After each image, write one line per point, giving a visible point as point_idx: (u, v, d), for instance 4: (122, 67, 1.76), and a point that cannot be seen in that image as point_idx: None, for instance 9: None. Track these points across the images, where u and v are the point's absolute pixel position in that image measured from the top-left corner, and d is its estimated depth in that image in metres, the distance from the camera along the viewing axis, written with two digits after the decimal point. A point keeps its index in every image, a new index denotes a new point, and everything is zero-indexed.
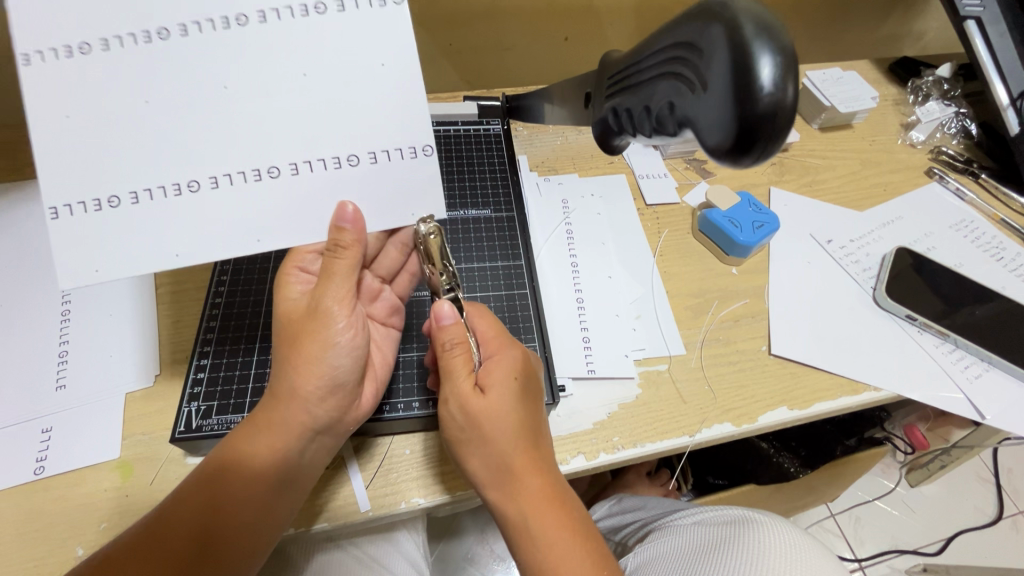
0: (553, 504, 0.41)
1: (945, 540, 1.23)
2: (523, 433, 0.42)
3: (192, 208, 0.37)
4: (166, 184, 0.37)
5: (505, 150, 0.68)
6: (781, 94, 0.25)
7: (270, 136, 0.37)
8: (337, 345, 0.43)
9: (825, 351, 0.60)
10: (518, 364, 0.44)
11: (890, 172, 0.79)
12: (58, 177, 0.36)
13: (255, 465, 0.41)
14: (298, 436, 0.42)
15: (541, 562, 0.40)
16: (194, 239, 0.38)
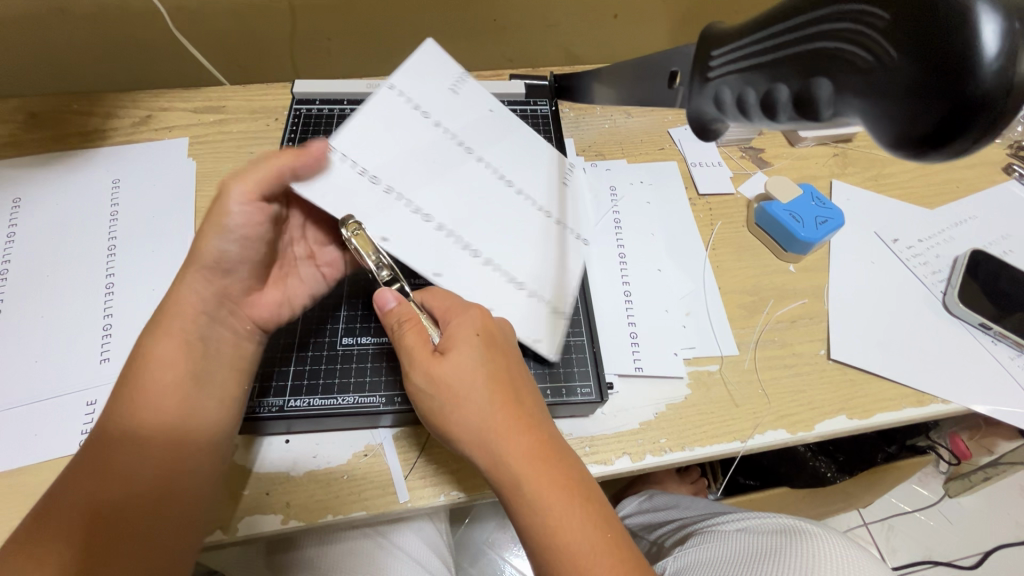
0: (545, 465, 0.37)
1: (984, 554, 1.18)
2: (497, 392, 0.39)
3: (411, 225, 0.43)
4: (411, 202, 0.44)
5: (554, 131, 0.65)
6: (1012, 71, 0.22)
7: (472, 228, 0.46)
8: (227, 231, 0.41)
9: (889, 357, 0.56)
10: (482, 324, 0.41)
11: (964, 167, 0.73)
12: (353, 131, 0.44)
13: (156, 409, 0.38)
14: (191, 321, 0.41)
15: (543, 528, 0.37)
16: (401, 240, 0.43)
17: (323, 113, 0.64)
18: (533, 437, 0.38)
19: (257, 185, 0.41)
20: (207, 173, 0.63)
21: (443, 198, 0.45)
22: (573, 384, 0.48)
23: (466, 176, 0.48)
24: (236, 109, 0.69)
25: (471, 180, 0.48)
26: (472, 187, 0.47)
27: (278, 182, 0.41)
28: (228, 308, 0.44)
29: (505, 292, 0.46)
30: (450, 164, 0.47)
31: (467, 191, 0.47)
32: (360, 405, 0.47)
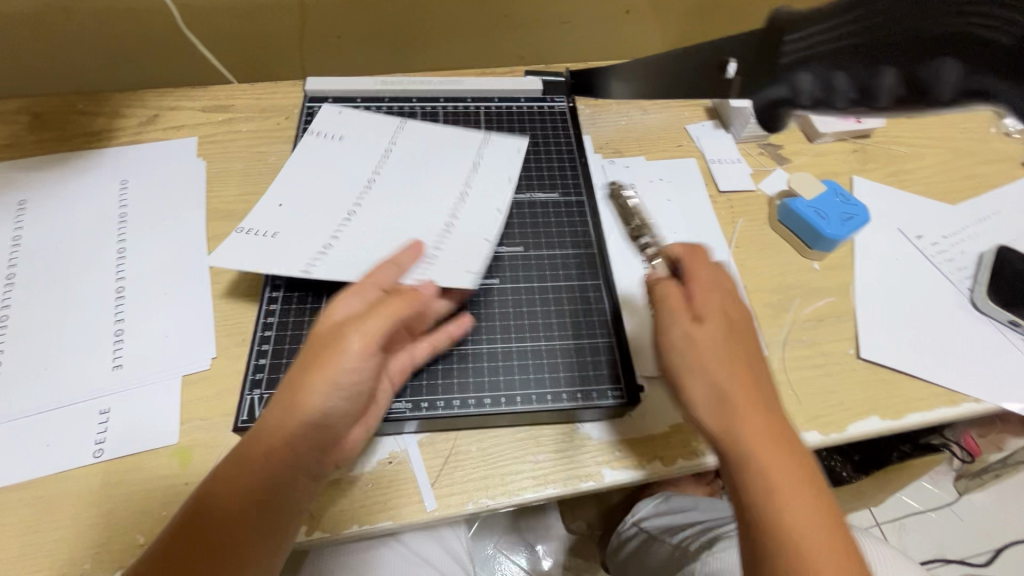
0: (777, 434, 0.38)
1: (996, 551, 1.18)
2: (735, 358, 0.40)
3: (367, 254, 0.48)
4: (333, 239, 0.49)
5: (572, 129, 0.63)
6: None
7: (432, 233, 0.50)
8: (340, 381, 0.38)
9: (919, 356, 0.55)
10: (721, 292, 0.44)
11: (984, 162, 0.73)
12: (298, 216, 0.50)
13: (229, 503, 0.36)
14: (278, 470, 0.37)
15: (829, 521, 0.36)
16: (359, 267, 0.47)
17: None
18: (777, 418, 0.39)
19: (374, 329, 0.39)
20: (218, 173, 0.62)
21: (393, 224, 0.51)
22: (603, 387, 0.46)
23: (426, 198, 0.53)
24: (245, 107, 0.68)
25: (434, 194, 0.54)
26: (428, 199, 0.53)
27: (384, 315, 0.40)
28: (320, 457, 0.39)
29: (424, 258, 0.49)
30: (409, 193, 0.54)
31: (428, 208, 0.52)
32: (384, 412, 0.45)
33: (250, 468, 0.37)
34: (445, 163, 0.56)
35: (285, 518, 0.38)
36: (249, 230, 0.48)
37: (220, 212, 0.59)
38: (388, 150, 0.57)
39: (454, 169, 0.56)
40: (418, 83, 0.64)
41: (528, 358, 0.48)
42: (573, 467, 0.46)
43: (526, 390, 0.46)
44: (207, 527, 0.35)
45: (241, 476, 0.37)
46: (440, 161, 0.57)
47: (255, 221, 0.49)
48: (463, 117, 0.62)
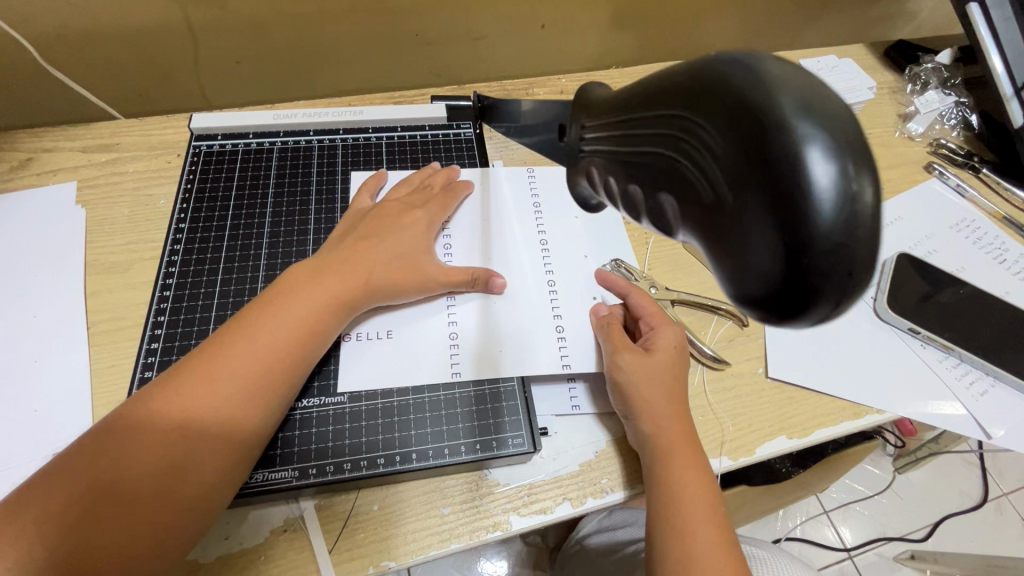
0: (690, 447, 0.43)
1: (932, 526, 1.24)
2: (671, 385, 0.46)
3: (476, 350, 0.49)
4: (452, 331, 0.49)
5: (478, 157, 0.62)
6: (850, 231, 0.17)
7: (550, 317, 0.51)
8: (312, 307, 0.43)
9: (824, 371, 0.56)
10: (678, 339, 0.48)
11: (888, 167, 0.75)
12: (389, 314, 0.50)
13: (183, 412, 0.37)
14: (237, 375, 0.39)
15: (729, 568, 0.39)
16: (475, 364, 0.48)
17: (225, 149, 0.59)
18: (706, 471, 0.43)
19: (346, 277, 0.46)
20: (99, 221, 0.57)
21: (515, 310, 0.51)
22: (504, 436, 0.46)
23: (536, 279, 0.54)
24: (131, 145, 0.63)
25: (539, 277, 0.54)
26: (543, 279, 0.54)
27: (391, 267, 0.48)
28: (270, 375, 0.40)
29: (543, 352, 0.49)
30: (514, 276, 0.54)
31: (540, 291, 0.53)
32: (269, 484, 0.42)
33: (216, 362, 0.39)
34: (543, 241, 0.57)
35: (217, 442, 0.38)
36: (361, 334, 0.49)
37: (100, 265, 0.55)
38: (494, 224, 0.57)
39: (565, 248, 0.57)
40: (314, 114, 0.61)
41: (425, 411, 0.46)
42: (478, 518, 0.44)
43: (422, 446, 0.45)
44: (287, 335, 0.42)
45: (241, 339, 0.41)
46: (538, 238, 0.57)
47: (363, 324, 0.49)
48: (364, 151, 0.60)
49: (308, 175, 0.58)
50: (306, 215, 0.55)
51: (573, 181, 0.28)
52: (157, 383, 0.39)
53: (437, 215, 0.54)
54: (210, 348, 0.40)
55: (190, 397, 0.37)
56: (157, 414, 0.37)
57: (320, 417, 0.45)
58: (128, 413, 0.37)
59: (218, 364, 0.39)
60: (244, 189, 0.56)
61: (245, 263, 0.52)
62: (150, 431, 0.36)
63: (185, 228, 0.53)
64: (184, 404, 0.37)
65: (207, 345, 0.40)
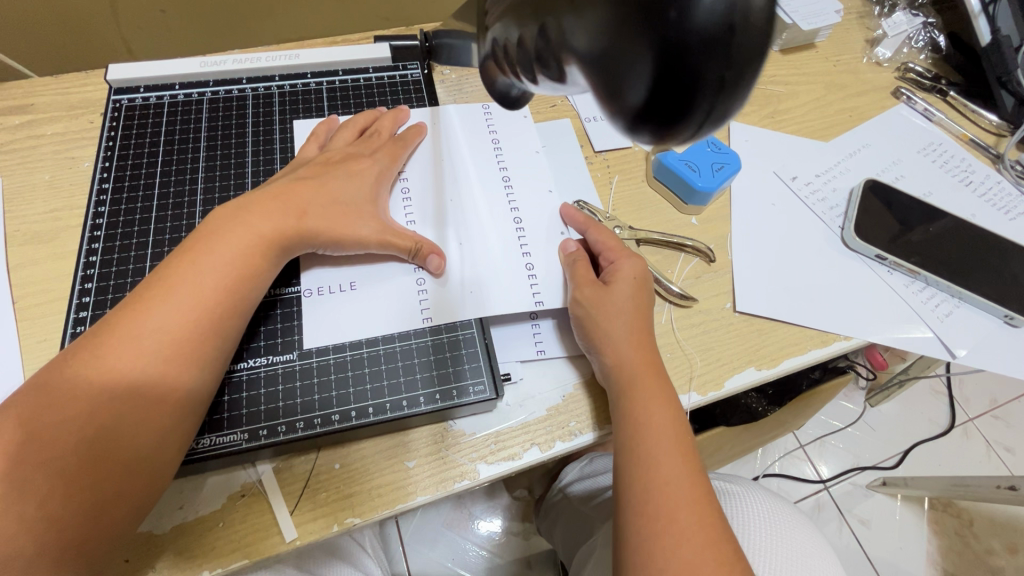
0: (653, 373, 0.43)
1: (903, 453, 1.29)
2: (633, 314, 0.45)
3: (439, 293, 0.47)
4: (416, 276, 0.47)
5: (428, 100, 0.58)
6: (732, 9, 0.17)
7: (517, 255, 0.49)
8: (233, 244, 0.40)
9: (791, 302, 0.55)
10: (641, 269, 0.47)
11: (856, 95, 0.73)
12: (341, 264, 0.47)
13: (105, 365, 0.35)
14: (158, 322, 0.37)
15: (694, 492, 0.38)
16: (442, 308, 0.46)
17: (150, 101, 0.54)
18: (670, 399, 0.42)
19: (274, 211, 0.43)
20: (18, 189, 0.53)
21: (478, 251, 0.49)
22: (464, 384, 0.44)
23: (498, 219, 0.51)
24: (48, 105, 0.58)
25: (501, 217, 0.52)
26: (506, 218, 0.52)
27: (336, 210, 0.45)
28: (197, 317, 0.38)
29: (512, 291, 0.48)
30: (475, 218, 0.51)
31: (505, 231, 0.51)
32: (219, 448, 0.40)
33: (135, 315, 0.37)
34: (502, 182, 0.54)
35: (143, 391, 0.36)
36: (314, 288, 0.46)
37: (22, 234, 0.51)
38: (449, 166, 0.54)
39: (528, 186, 0.54)
40: (245, 59, 0.56)
41: (381, 365, 0.44)
42: (444, 469, 0.43)
43: (379, 399, 0.43)
44: (213, 283, 0.39)
45: (161, 288, 0.38)
46: (498, 177, 0.54)
47: (317, 277, 0.46)
48: (303, 98, 0.56)
49: (242, 127, 0.53)
50: (243, 169, 0.51)
51: (489, 74, 0.27)
52: (76, 350, 0.36)
53: (388, 164, 0.50)
54: (130, 307, 0.38)
55: (114, 358, 0.36)
56: (91, 370, 0.35)
57: (269, 377, 0.43)
58: (59, 372, 0.36)
59: (140, 316, 0.37)
60: (174, 145, 0.52)
61: (178, 224, 0.48)
62: (73, 388, 0.35)
63: (108, 189, 0.49)
64: (107, 368, 0.35)
65: (130, 299, 0.39)
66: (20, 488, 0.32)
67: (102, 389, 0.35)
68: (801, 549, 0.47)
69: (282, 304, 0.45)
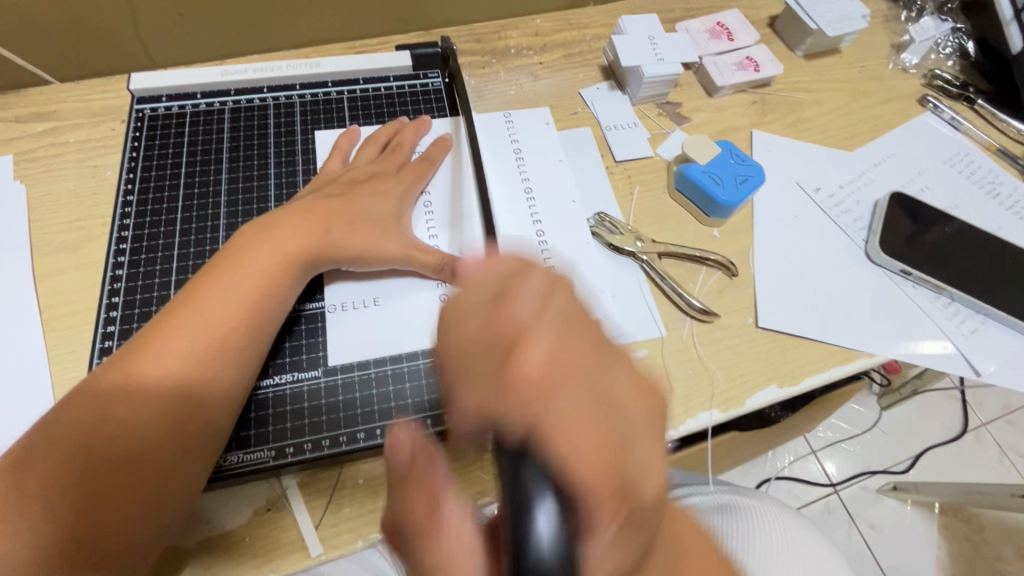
0: None
1: (914, 458, 1.28)
2: None
3: None
4: (440, 292, 0.47)
5: (449, 109, 0.57)
6: None
7: None
8: (258, 262, 0.41)
9: (814, 317, 0.55)
10: None
11: (882, 102, 0.72)
12: (365, 280, 0.47)
13: (138, 384, 0.36)
14: (188, 340, 0.38)
15: None
16: None
17: (172, 111, 0.54)
18: (607, 439, 0.26)
19: (299, 227, 0.43)
20: (43, 198, 0.53)
21: None
22: None
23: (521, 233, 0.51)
24: (70, 112, 0.58)
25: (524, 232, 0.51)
26: None
27: (361, 227, 0.45)
28: (225, 335, 0.39)
29: None
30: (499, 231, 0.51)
31: (528, 245, 0.51)
32: (246, 465, 0.41)
33: (165, 333, 0.38)
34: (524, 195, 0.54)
35: (175, 409, 0.36)
36: (339, 305, 0.46)
37: (48, 244, 0.51)
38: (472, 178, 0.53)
39: (550, 199, 0.54)
40: (266, 68, 0.55)
41: (404, 382, 0.44)
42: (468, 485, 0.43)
43: (403, 417, 0.43)
44: (239, 301, 0.39)
45: (189, 306, 0.39)
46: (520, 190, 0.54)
47: (342, 292, 0.46)
48: (324, 107, 0.55)
49: (265, 137, 0.53)
50: (266, 180, 0.51)
51: None
52: (106, 368, 0.37)
53: (413, 181, 0.50)
54: (157, 325, 0.38)
55: (143, 377, 0.36)
56: (125, 389, 0.36)
57: (293, 394, 0.43)
58: (92, 391, 0.36)
59: (171, 335, 0.38)
60: (196, 155, 0.52)
61: (203, 237, 0.48)
62: (107, 407, 0.35)
63: (133, 201, 0.49)
64: (137, 387, 0.36)
65: (160, 317, 0.39)
66: (58, 506, 0.33)
67: (133, 409, 0.36)
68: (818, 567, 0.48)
69: (305, 319, 0.45)
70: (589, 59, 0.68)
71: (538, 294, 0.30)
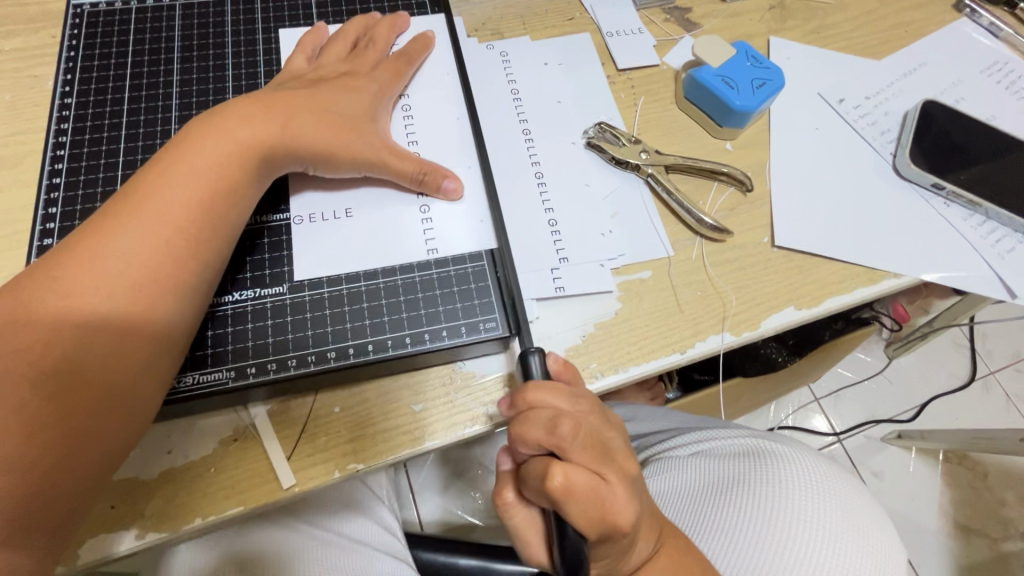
0: None
1: (920, 406, 1.26)
2: None
3: (448, 220, 0.42)
4: (421, 203, 0.42)
5: (429, 5, 0.51)
6: None
7: None
8: (208, 158, 0.36)
9: (836, 237, 0.50)
10: None
11: (913, 8, 0.64)
12: (336, 191, 0.42)
13: (70, 290, 0.31)
14: (130, 242, 0.33)
15: None
16: (452, 240, 0.42)
17: (114, 8, 0.47)
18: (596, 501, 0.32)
19: (255, 120, 0.37)
20: None
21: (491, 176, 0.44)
22: (475, 320, 0.40)
23: None
24: (4, 17, 0.52)
25: None
26: None
27: (328, 124, 0.39)
28: (173, 238, 0.34)
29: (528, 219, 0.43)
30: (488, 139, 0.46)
31: None
32: (203, 387, 0.37)
33: (100, 235, 0.33)
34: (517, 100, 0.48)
35: (118, 319, 0.32)
36: (307, 217, 0.41)
37: None
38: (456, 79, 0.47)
39: None
40: None
41: (381, 298, 0.40)
42: (455, 411, 0.39)
43: (380, 336, 0.39)
44: (188, 201, 0.34)
45: (128, 205, 0.34)
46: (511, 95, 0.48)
47: (310, 203, 0.41)
48: (288, 4, 0.49)
49: (221, 36, 0.47)
50: (223, 83, 0.45)
51: None
52: (31, 272, 0.32)
53: (389, 80, 0.44)
54: (90, 229, 0.33)
55: (75, 285, 0.31)
56: (54, 296, 0.31)
57: (256, 311, 0.38)
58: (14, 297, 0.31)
59: (107, 236, 0.33)
60: (142, 57, 0.46)
61: (152, 143, 0.43)
62: (34, 316, 0.30)
63: (73, 107, 0.44)
64: (68, 290, 0.31)
65: (95, 217, 0.34)
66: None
67: (65, 320, 0.31)
68: (844, 512, 0.46)
69: (269, 232, 0.40)
70: None
71: (577, 414, 0.34)
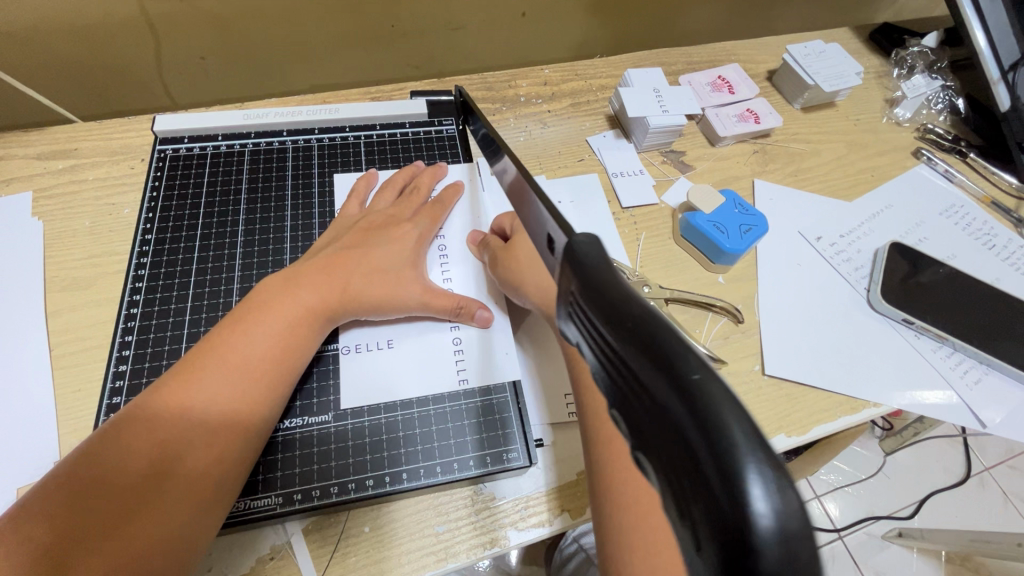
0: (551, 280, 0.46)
1: (918, 503, 1.26)
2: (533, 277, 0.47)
3: (476, 352, 0.47)
4: (454, 337, 0.48)
5: (462, 155, 0.59)
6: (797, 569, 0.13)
7: None
8: (281, 314, 0.42)
9: (820, 366, 0.55)
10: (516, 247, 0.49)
11: (878, 155, 0.74)
12: (381, 323, 0.47)
13: (154, 430, 0.36)
14: (210, 387, 0.38)
15: None
16: (479, 371, 0.47)
17: (193, 153, 0.55)
18: None
19: (319, 280, 0.44)
20: (59, 235, 0.54)
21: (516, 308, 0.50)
22: (499, 451, 0.44)
23: None
24: (92, 151, 0.59)
25: None
26: None
27: (379, 275, 0.46)
28: (247, 383, 0.39)
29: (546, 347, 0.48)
30: None
31: None
32: (252, 513, 0.40)
33: (185, 380, 0.38)
34: None
35: (191, 456, 0.36)
36: (353, 349, 0.46)
37: (63, 281, 0.51)
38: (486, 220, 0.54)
39: None
40: (287, 113, 0.58)
41: (416, 428, 0.44)
42: (477, 535, 0.42)
43: (413, 465, 0.43)
44: (263, 349, 0.40)
45: (211, 354, 0.39)
46: None
47: (357, 336, 0.47)
48: (342, 151, 0.57)
49: (283, 180, 0.55)
50: (282, 223, 0.52)
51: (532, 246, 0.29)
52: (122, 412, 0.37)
53: (428, 226, 0.51)
54: (178, 373, 0.38)
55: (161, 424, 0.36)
56: (142, 433, 0.35)
57: (304, 439, 0.43)
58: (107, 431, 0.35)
59: (191, 381, 0.38)
60: (214, 197, 0.53)
61: (218, 276, 0.49)
62: (121, 451, 0.35)
63: (151, 241, 0.50)
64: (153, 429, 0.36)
65: (182, 362, 0.39)
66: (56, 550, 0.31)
67: (147, 455, 0.35)
68: None
69: (319, 362, 0.46)
70: (595, 108, 0.72)
71: None
